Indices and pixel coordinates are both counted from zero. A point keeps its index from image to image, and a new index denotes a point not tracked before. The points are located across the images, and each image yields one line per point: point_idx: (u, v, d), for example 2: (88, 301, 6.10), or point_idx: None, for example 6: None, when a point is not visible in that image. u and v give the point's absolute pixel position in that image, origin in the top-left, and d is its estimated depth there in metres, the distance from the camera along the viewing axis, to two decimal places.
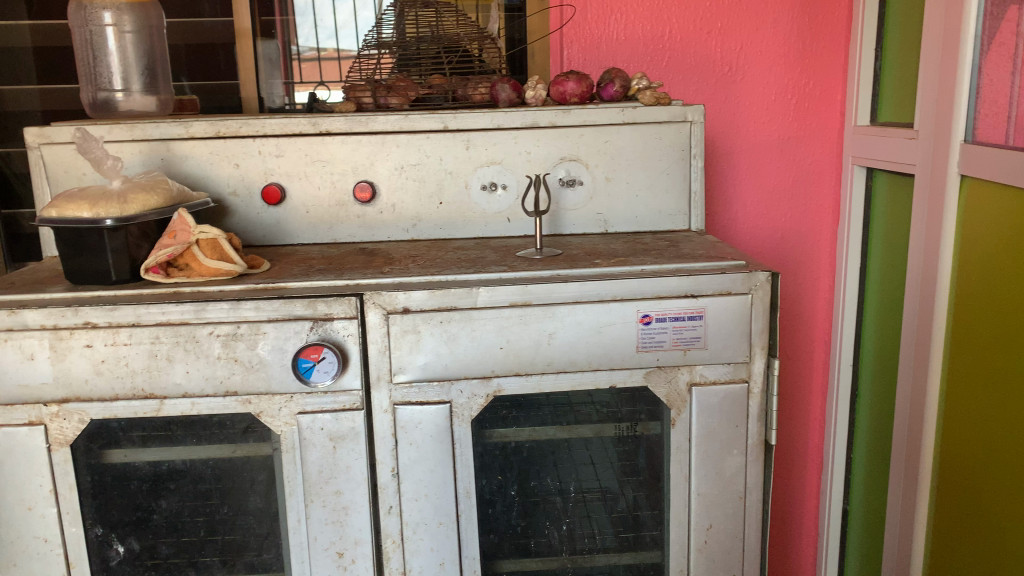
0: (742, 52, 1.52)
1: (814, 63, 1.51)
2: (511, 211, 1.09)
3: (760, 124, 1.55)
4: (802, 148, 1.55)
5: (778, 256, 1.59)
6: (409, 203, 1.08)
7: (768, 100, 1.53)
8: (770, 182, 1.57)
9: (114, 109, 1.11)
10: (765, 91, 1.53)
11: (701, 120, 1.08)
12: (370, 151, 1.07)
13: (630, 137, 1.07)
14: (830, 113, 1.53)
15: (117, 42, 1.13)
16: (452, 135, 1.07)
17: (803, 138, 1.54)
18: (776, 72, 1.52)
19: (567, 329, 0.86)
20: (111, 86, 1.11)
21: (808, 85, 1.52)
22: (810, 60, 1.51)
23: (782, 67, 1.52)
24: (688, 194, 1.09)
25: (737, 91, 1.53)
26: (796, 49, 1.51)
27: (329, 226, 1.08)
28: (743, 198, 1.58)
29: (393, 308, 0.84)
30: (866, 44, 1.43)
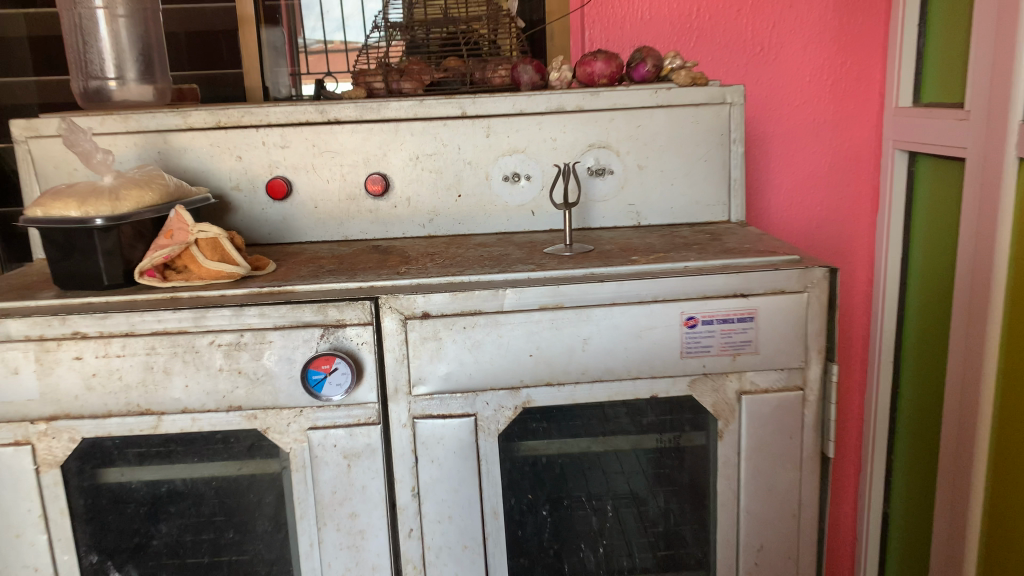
0: (775, 29, 1.42)
1: (852, 42, 1.41)
2: (535, 203, 1.01)
3: (793, 106, 1.46)
4: (839, 132, 1.46)
5: (812, 245, 1.51)
6: (426, 196, 1.00)
7: (802, 82, 1.44)
8: (804, 168, 1.48)
9: (107, 99, 1.04)
10: (799, 72, 1.44)
11: (741, 102, 0.99)
12: (383, 140, 0.99)
13: (664, 121, 0.99)
14: (869, 95, 1.43)
15: (108, 27, 1.04)
16: (471, 122, 0.99)
17: (840, 121, 1.45)
18: (811, 52, 1.43)
19: (603, 333, 0.78)
20: (104, 74, 1.04)
21: (846, 65, 1.42)
22: (847, 38, 1.41)
23: (818, 44, 1.42)
24: (728, 183, 1.01)
25: (769, 72, 1.44)
26: (833, 26, 1.41)
27: (339, 222, 1.00)
28: (775, 185, 1.49)
29: (412, 312, 0.77)
30: (909, 19, 1.32)
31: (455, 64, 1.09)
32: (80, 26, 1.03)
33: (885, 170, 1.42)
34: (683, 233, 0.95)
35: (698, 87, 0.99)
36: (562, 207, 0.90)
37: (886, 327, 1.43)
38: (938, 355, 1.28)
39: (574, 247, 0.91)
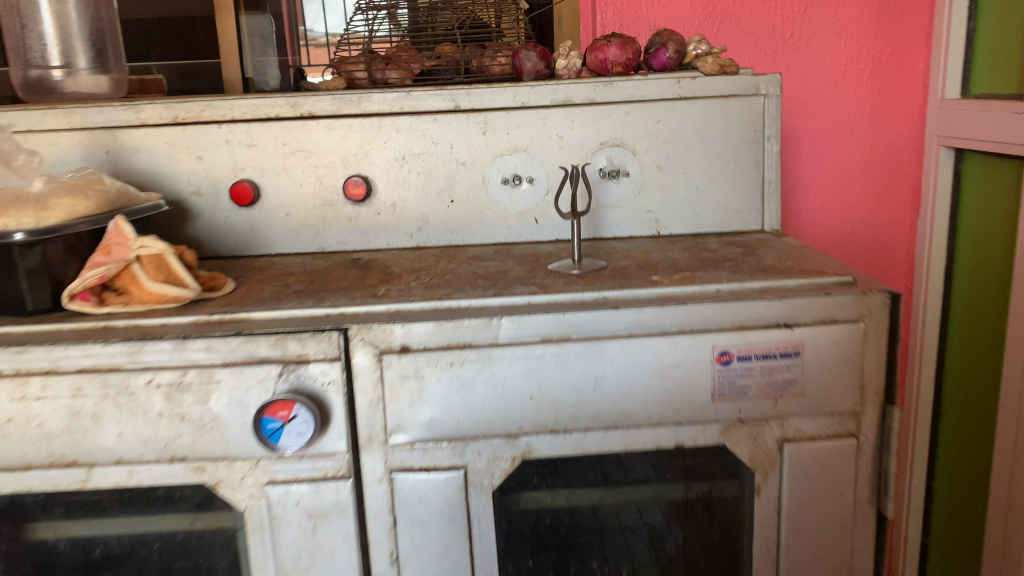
0: (807, 12, 1.28)
1: (893, 25, 1.27)
2: (539, 210, 0.88)
3: (826, 98, 1.31)
4: (877, 127, 1.31)
5: (846, 251, 1.37)
6: (413, 201, 0.87)
7: (837, 71, 1.30)
8: (838, 166, 1.34)
9: (51, 90, 0.91)
10: (834, 60, 1.30)
11: (776, 93, 0.86)
12: (364, 137, 0.86)
13: (688, 116, 0.86)
14: (912, 85, 1.29)
15: (54, 6, 0.92)
16: (465, 117, 0.86)
17: (878, 114, 1.31)
18: (847, 37, 1.29)
19: (617, 371, 0.65)
20: (48, 63, 0.92)
21: (886, 51, 1.28)
22: (888, 21, 1.27)
23: (855, 29, 1.28)
24: (760, 186, 0.88)
25: (800, 60, 1.30)
26: (872, 8, 1.27)
27: (314, 231, 0.88)
28: (806, 186, 1.35)
29: (388, 346, 0.64)
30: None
31: (448, 51, 0.96)
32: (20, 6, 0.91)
33: (927, 169, 1.28)
34: (709, 246, 0.82)
35: (727, 75, 0.86)
36: (569, 216, 0.77)
37: (927, 344, 1.29)
38: (989, 376, 1.15)
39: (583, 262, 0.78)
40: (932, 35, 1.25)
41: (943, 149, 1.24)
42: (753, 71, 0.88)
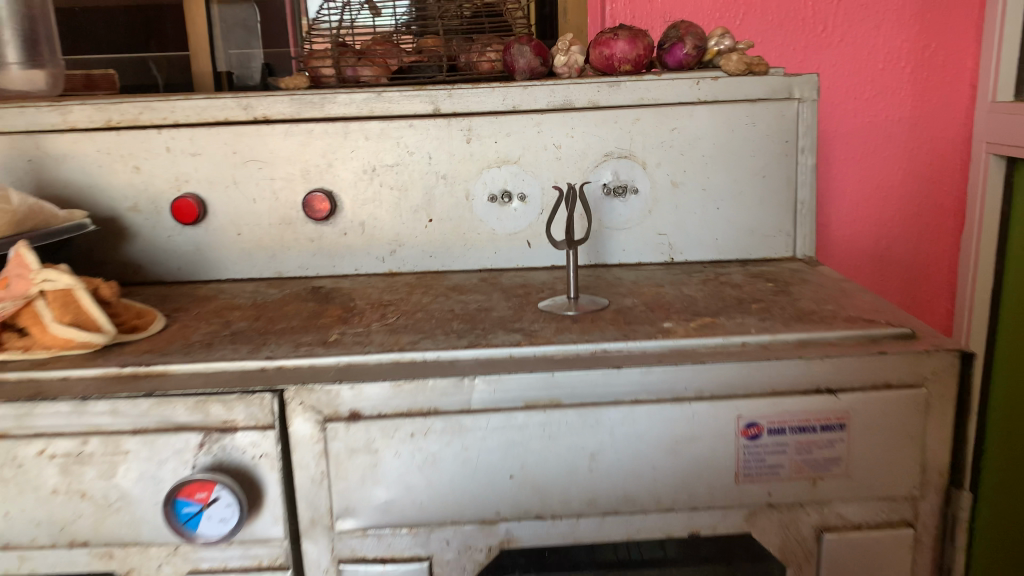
0: (841, 4, 1.15)
1: (938, 18, 1.13)
2: (532, 232, 0.75)
3: (862, 99, 1.18)
4: (918, 132, 1.17)
5: (879, 271, 1.23)
6: (385, 220, 0.75)
7: (873, 70, 1.16)
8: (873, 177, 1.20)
9: None
10: (870, 57, 1.16)
11: (813, 97, 0.73)
12: (327, 145, 0.74)
13: (708, 124, 0.73)
14: (959, 86, 1.15)
15: None
16: (447, 123, 0.73)
17: (920, 118, 1.17)
18: (885, 32, 1.15)
19: (618, 445, 0.52)
20: None
21: (929, 48, 1.14)
22: (932, 14, 1.13)
23: (893, 20, 1.14)
24: (792, 206, 0.75)
25: (832, 57, 1.17)
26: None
27: (270, 254, 0.76)
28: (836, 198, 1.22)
29: (334, 412, 0.52)
30: None
31: (432, 44, 0.83)
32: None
33: (975, 180, 1.14)
34: (731, 280, 0.69)
35: (755, 76, 0.73)
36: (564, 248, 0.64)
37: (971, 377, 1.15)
38: None
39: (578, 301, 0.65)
40: (983, 30, 1.11)
41: (993, 159, 1.10)
42: (784, 70, 0.75)
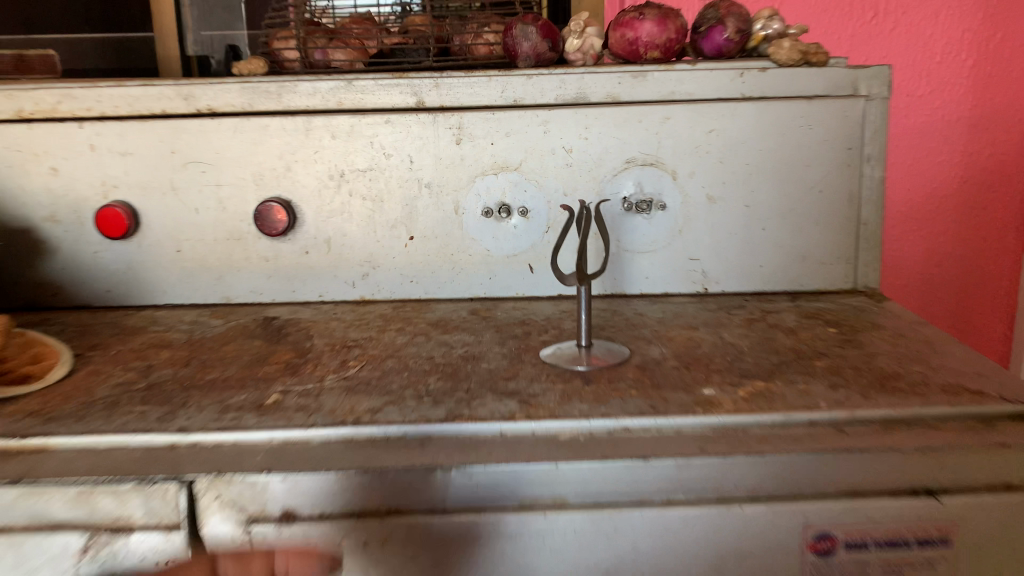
0: None
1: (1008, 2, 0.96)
2: (533, 253, 0.62)
3: (914, 96, 1.03)
4: (980, 137, 1.01)
5: (928, 290, 1.09)
6: (356, 237, 0.62)
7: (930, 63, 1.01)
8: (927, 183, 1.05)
9: None
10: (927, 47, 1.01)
11: (882, 94, 0.60)
12: (286, 145, 0.60)
13: (753, 124, 0.60)
14: None
15: None
16: (432, 120, 0.60)
17: (982, 118, 1.01)
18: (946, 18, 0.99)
19: (642, 560, 0.39)
20: None
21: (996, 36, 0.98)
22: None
23: (958, 8, 0.98)
24: (854, 227, 0.61)
25: (883, 47, 1.03)
26: None
27: (217, 275, 0.63)
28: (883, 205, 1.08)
29: (260, 511, 0.38)
30: None
31: (420, 24, 0.69)
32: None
33: None
34: (780, 321, 0.55)
35: (812, 67, 0.59)
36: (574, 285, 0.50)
37: None
38: None
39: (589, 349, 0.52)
40: None
41: None
42: (847, 60, 0.62)
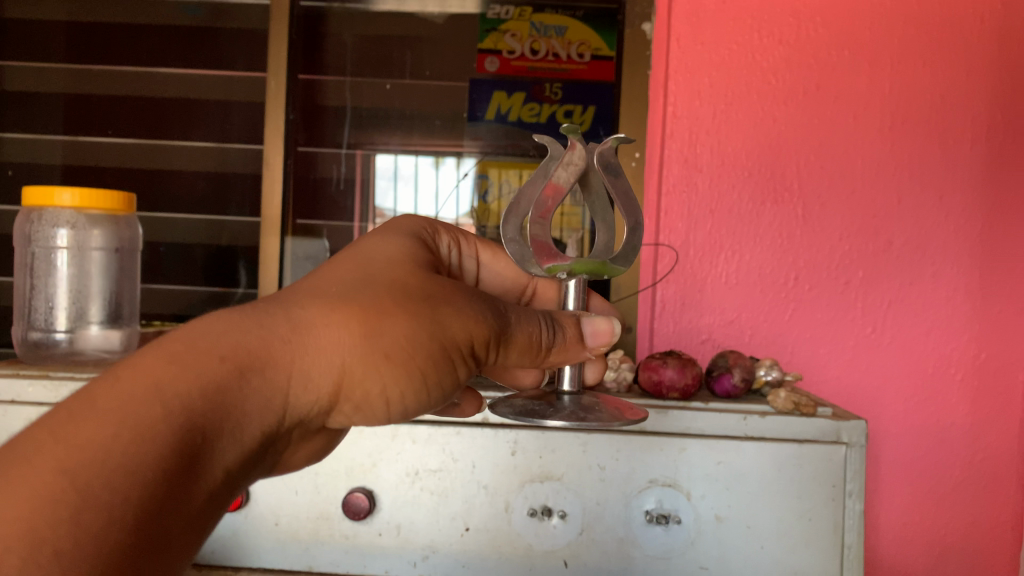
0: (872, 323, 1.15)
1: (953, 330, 1.14)
2: (570, 550, 0.74)
3: (890, 416, 1.15)
4: (960, 400, 1.14)
5: (935, 513, 1.15)
6: (421, 524, 0.75)
7: (894, 378, 1.15)
8: (913, 465, 1.15)
9: (70, 353, 0.88)
10: (895, 368, 1.15)
11: (861, 442, 0.73)
12: (374, 446, 0.76)
13: (754, 459, 0.74)
14: (938, 387, 1.14)
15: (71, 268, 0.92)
16: (493, 435, 0.75)
17: (932, 404, 1.14)
18: (918, 346, 1.14)
19: None
20: (51, 328, 0.89)
21: (944, 369, 1.14)
22: (943, 331, 1.14)
23: (903, 339, 1.15)
24: (838, 550, 0.73)
25: (864, 368, 1.15)
26: (927, 330, 1.14)
27: (305, 546, 0.76)
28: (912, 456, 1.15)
29: None
30: (933, 320, 1.14)
31: None
32: (30, 241, 0.91)
33: None
34: None
35: (802, 416, 0.75)
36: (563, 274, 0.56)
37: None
38: None
39: (580, 385, 0.58)
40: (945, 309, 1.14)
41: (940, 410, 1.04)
42: (830, 409, 0.77)
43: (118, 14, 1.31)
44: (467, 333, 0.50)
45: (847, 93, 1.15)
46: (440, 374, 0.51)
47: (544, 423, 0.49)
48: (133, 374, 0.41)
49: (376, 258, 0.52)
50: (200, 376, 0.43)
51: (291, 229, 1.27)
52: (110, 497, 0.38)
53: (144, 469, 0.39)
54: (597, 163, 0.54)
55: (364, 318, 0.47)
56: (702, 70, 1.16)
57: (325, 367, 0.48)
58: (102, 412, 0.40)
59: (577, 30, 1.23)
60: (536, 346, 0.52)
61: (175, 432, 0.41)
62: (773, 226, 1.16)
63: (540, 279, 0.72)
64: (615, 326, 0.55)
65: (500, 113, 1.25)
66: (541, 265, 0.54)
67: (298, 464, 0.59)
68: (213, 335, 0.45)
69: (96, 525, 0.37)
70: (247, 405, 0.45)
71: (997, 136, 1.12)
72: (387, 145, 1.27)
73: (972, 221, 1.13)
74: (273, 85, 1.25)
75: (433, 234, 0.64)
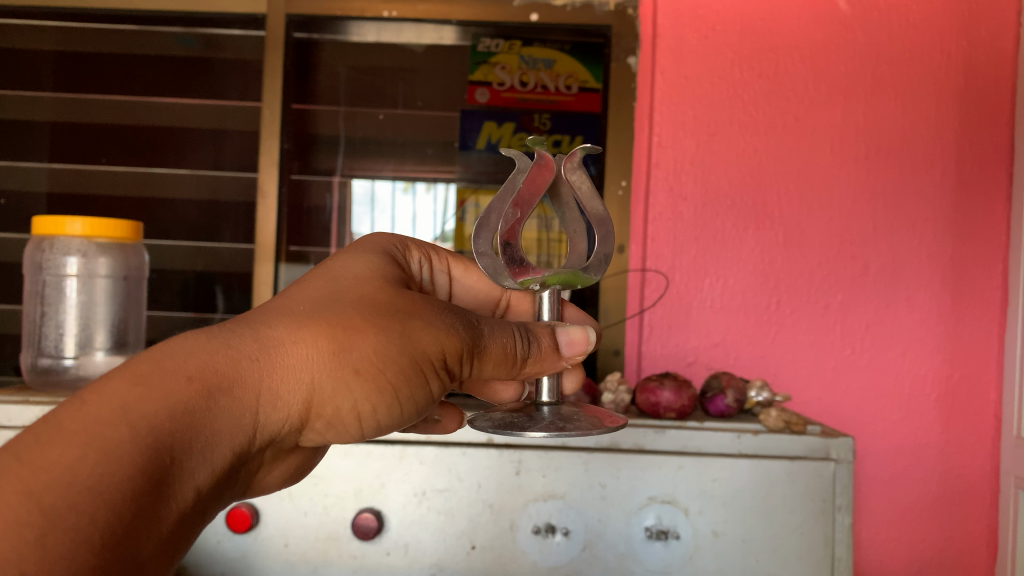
0: (850, 345, 1.20)
1: (927, 351, 1.19)
2: (572, 566, 0.77)
3: (869, 435, 1.20)
4: (934, 419, 1.18)
5: (913, 529, 1.19)
6: (428, 543, 0.78)
7: (872, 398, 1.19)
8: (891, 482, 1.19)
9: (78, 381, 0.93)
10: (873, 388, 1.19)
11: (849, 458, 0.77)
12: (382, 467, 0.79)
13: (747, 477, 0.77)
14: (914, 406, 1.19)
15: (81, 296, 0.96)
16: (497, 455, 0.79)
17: (908, 423, 1.19)
18: (894, 366, 1.19)
19: None
20: (60, 355, 0.94)
21: (919, 388, 1.19)
22: (917, 352, 1.19)
23: (880, 359, 1.19)
24: (828, 563, 0.76)
25: (843, 388, 1.20)
26: (902, 350, 1.19)
27: (314, 567, 0.78)
28: (890, 474, 1.19)
29: None
30: (907, 341, 1.19)
31: None
32: (41, 269, 0.96)
33: (1004, 512, 1.14)
34: None
35: (793, 434, 0.78)
36: (536, 285, 0.55)
37: None
38: None
39: (561, 396, 0.57)
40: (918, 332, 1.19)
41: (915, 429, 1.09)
42: (819, 427, 0.80)
43: (110, 43, 1.32)
44: (439, 346, 0.49)
45: (822, 125, 1.20)
46: (414, 389, 0.51)
47: (524, 434, 0.46)
48: (98, 396, 0.42)
49: (347, 274, 0.52)
50: (166, 397, 0.43)
51: (284, 256, 1.29)
52: (73, 519, 0.39)
53: (109, 492, 0.40)
54: (566, 172, 0.55)
55: (332, 334, 0.48)
56: (685, 104, 1.21)
57: (294, 385, 0.48)
58: (69, 436, 0.40)
59: (565, 63, 1.27)
60: (510, 357, 0.51)
61: (140, 453, 0.41)
62: (754, 252, 1.21)
63: (514, 292, 0.72)
64: (590, 335, 0.55)
65: (489, 143, 1.28)
66: (513, 279, 0.54)
67: (271, 486, 0.59)
68: (181, 353, 0.45)
69: (61, 546, 0.38)
70: (216, 424, 0.45)
71: (965, 166, 1.18)
72: (378, 173, 1.30)
73: (943, 247, 1.19)
74: (267, 115, 1.29)
75: (404, 249, 0.65)
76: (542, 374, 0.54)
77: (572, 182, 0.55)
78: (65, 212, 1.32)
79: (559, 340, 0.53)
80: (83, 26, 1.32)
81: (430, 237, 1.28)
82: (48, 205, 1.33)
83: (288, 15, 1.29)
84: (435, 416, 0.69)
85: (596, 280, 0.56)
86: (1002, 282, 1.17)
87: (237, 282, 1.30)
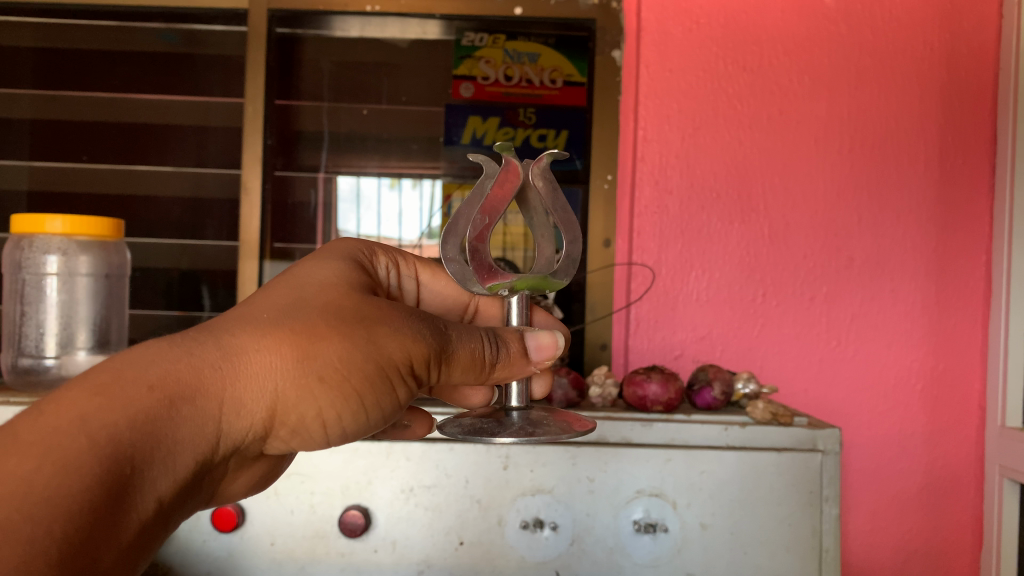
0: (836, 337, 1.20)
1: (912, 342, 1.19)
2: (561, 561, 0.77)
3: (855, 426, 1.20)
4: (919, 410, 1.19)
5: (900, 519, 1.20)
6: (416, 539, 0.78)
7: (858, 389, 1.20)
8: (878, 473, 1.20)
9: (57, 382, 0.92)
10: (859, 380, 1.20)
11: (835, 449, 0.78)
12: (368, 464, 0.79)
13: (735, 469, 0.77)
14: (899, 397, 1.19)
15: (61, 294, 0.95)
16: (485, 451, 0.78)
17: (893, 414, 1.19)
18: (879, 358, 1.20)
19: None
20: (40, 354, 0.92)
21: (904, 380, 1.20)
22: (902, 343, 1.19)
23: (865, 351, 1.20)
24: (816, 554, 0.77)
25: (830, 381, 1.20)
26: (887, 342, 1.20)
27: (301, 565, 0.78)
28: (877, 465, 1.20)
29: None
30: (892, 334, 1.20)
31: None
32: (20, 268, 0.95)
33: (990, 502, 1.14)
34: None
35: (780, 425, 0.79)
36: (505, 291, 0.54)
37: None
38: None
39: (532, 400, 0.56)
40: (903, 323, 1.19)
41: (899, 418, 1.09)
42: (806, 419, 0.81)
43: (89, 40, 1.31)
44: (405, 352, 0.49)
45: (807, 118, 1.20)
46: (380, 395, 0.51)
47: (492, 439, 0.46)
48: (57, 406, 0.41)
49: (313, 279, 0.52)
50: (127, 407, 0.43)
51: (269, 253, 1.28)
52: (30, 530, 0.38)
53: (65, 503, 0.39)
54: (532, 177, 0.54)
55: (296, 342, 0.47)
56: (670, 97, 1.21)
57: (256, 394, 0.47)
58: (25, 446, 0.40)
59: (549, 57, 1.26)
60: (479, 363, 0.51)
61: (98, 464, 0.41)
62: (740, 245, 1.21)
63: (483, 296, 0.71)
64: (560, 340, 0.54)
65: (475, 137, 1.27)
66: (481, 284, 0.52)
67: (238, 494, 0.59)
68: (142, 363, 0.45)
69: (13, 560, 0.37)
70: (178, 434, 0.45)
71: (948, 159, 1.19)
72: (363, 170, 1.29)
73: (928, 239, 1.19)
74: (250, 111, 1.27)
75: (372, 253, 0.65)
76: (511, 379, 0.53)
77: (537, 187, 0.54)
78: (46, 211, 1.31)
79: (528, 343, 0.53)
80: (62, 22, 1.30)
81: (417, 234, 1.27)
82: (28, 204, 1.31)
83: (271, 11, 1.27)
84: (404, 422, 0.69)
85: (564, 283, 0.56)
86: (986, 272, 1.18)
87: (221, 279, 1.29)
